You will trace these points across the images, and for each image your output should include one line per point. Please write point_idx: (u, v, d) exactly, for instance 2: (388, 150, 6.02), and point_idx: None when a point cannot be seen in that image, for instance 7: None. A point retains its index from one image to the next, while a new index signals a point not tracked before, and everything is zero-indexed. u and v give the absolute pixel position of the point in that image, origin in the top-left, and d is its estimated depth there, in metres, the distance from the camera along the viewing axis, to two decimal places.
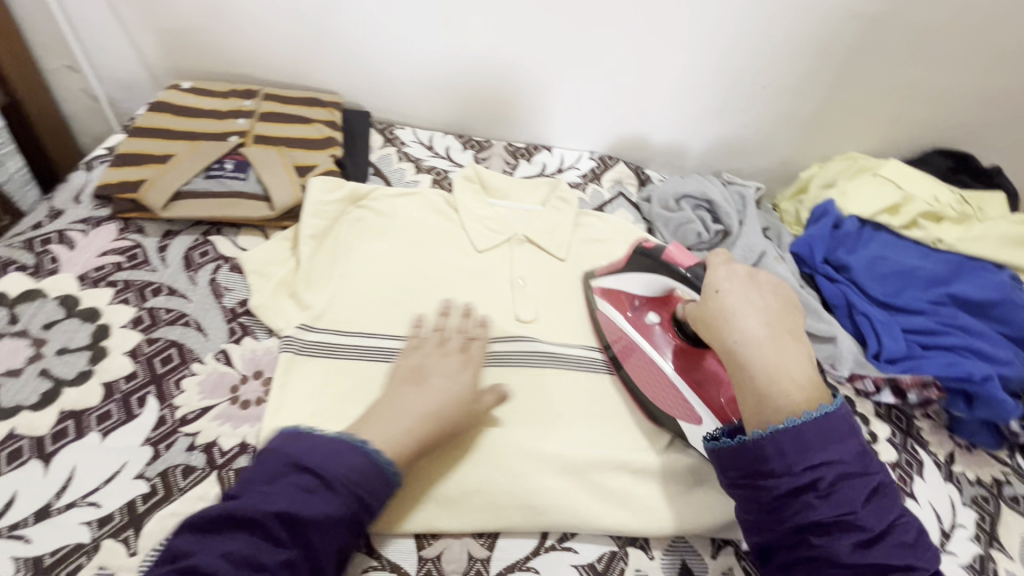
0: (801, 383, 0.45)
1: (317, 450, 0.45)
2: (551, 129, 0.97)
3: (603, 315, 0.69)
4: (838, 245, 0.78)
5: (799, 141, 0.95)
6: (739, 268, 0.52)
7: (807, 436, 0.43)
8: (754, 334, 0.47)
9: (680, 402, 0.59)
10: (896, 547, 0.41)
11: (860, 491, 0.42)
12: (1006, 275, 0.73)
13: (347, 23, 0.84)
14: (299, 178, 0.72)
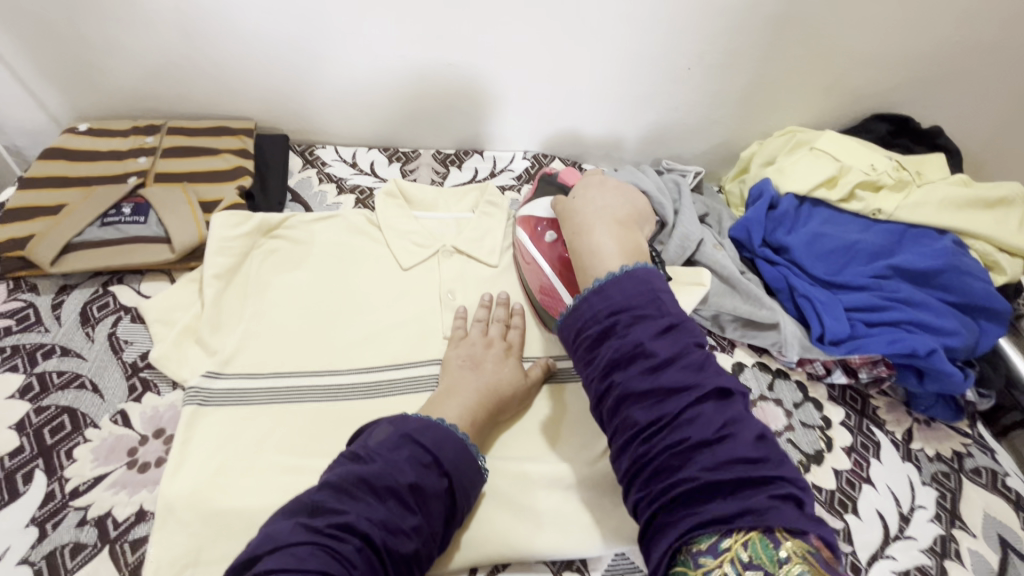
0: (616, 251, 0.55)
1: (411, 460, 0.45)
2: (481, 133, 0.93)
3: (516, 238, 0.72)
4: (777, 226, 0.75)
5: (736, 120, 0.92)
6: (600, 181, 0.66)
7: (608, 289, 0.49)
8: (589, 222, 0.59)
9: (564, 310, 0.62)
10: (683, 371, 0.43)
11: (650, 329, 0.46)
12: (948, 240, 0.70)
13: (245, 45, 0.79)
14: (203, 215, 0.68)
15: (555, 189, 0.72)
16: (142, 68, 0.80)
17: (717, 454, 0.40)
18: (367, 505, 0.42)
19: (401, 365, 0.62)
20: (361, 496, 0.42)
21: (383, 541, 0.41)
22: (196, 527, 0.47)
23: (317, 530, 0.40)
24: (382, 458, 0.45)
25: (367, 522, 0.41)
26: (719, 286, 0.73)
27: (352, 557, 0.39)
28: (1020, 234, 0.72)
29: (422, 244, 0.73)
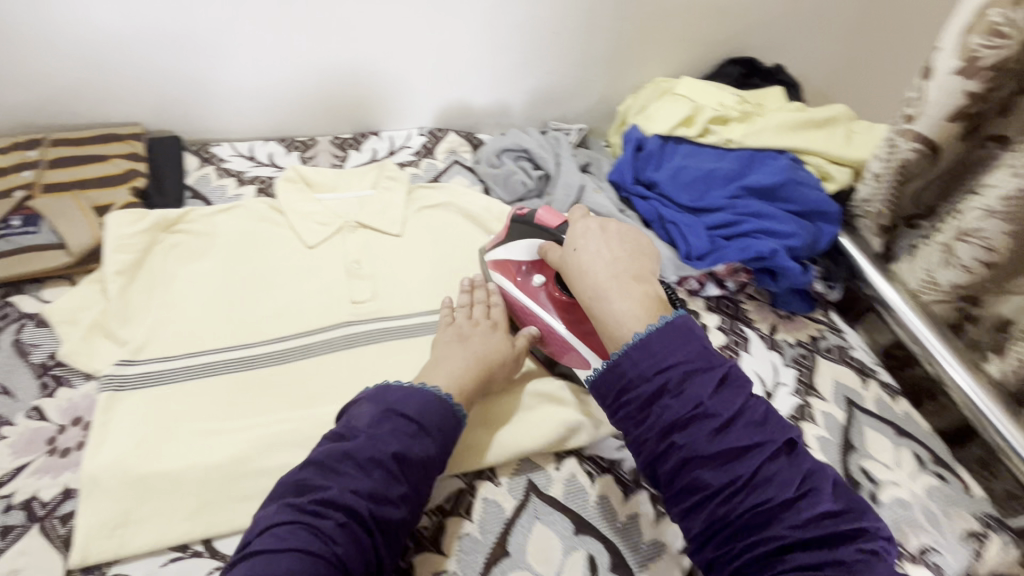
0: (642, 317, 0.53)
1: (391, 433, 0.50)
2: (375, 113, 0.97)
3: (497, 287, 0.70)
4: (646, 164, 0.85)
5: (609, 77, 1.01)
6: (591, 223, 0.61)
7: (651, 344, 0.50)
8: (604, 283, 0.56)
9: (574, 353, 0.64)
10: (748, 429, 0.47)
11: (705, 386, 0.48)
12: (786, 158, 0.81)
13: (121, 51, 0.79)
14: (98, 218, 0.70)
15: (530, 229, 0.66)
16: (11, 83, 0.79)
17: (801, 514, 0.44)
18: (353, 478, 0.47)
19: (313, 332, 0.66)
20: (344, 471, 0.47)
21: (368, 512, 0.46)
22: (122, 493, 0.50)
23: (303, 513, 0.45)
24: (368, 435, 0.49)
25: (349, 497, 0.46)
26: None
27: (330, 532, 0.44)
28: (846, 147, 0.84)
29: (324, 221, 0.76)
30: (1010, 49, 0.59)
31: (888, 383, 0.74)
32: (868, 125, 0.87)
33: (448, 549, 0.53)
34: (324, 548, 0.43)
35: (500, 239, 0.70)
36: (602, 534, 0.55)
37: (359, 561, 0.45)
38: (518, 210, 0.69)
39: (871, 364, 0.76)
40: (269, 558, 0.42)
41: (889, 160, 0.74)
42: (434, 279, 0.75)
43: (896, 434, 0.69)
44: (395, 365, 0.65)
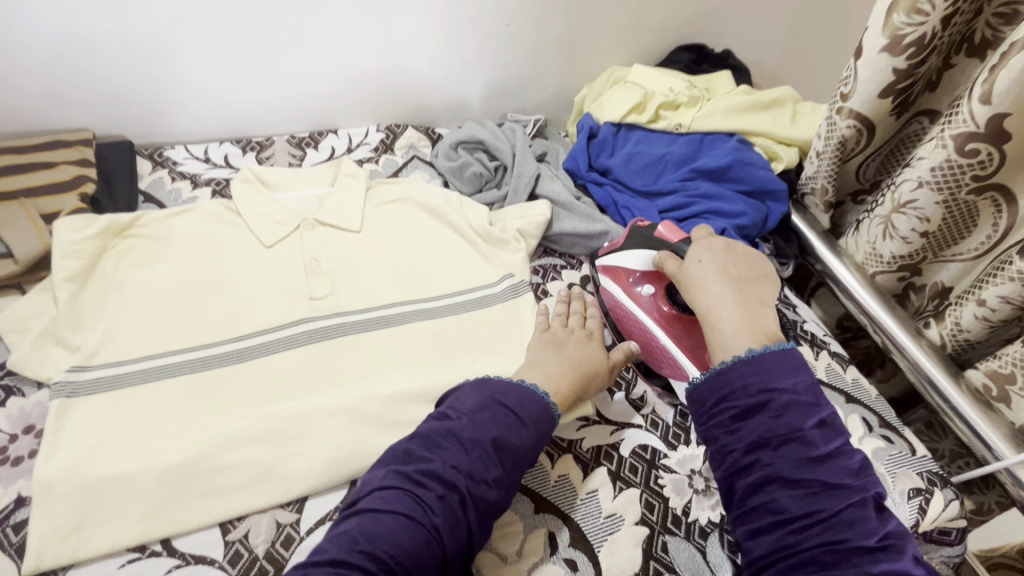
0: (756, 332, 0.54)
1: (482, 421, 0.52)
2: (330, 111, 0.97)
3: (606, 291, 0.74)
4: (600, 151, 0.87)
5: (563, 68, 1.02)
6: (716, 242, 0.64)
7: (760, 362, 0.50)
8: (723, 298, 0.58)
9: (671, 363, 0.65)
10: (842, 471, 0.45)
11: (806, 417, 0.47)
12: (734, 140, 0.83)
13: (64, 56, 0.78)
14: (46, 225, 0.69)
15: (645, 240, 0.70)
16: None
17: (877, 564, 0.41)
18: (453, 454, 0.49)
19: (270, 330, 0.67)
20: (447, 447, 0.50)
21: (467, 488, 0.48)
22: (76, 497, 0.51)
23: (410, 483, 0.48)
24: (473, 421, 0.52)
25: (449, 470, 0.49)
26: (558, 210, 0.83)
27: (432, 502, 0.47)
28: (792, 128, 0.86)
29: (280, 219, 0.76)
30: (930, 26, 0.61)
31: (838, 353, 0.77)
32: (812, 106, 0.90)
33: None
34: (423, 516, 0.46)
35: (615, 247, 0.74)
36: (562, 512, 0.57)
37: (454, 533, 0.47)
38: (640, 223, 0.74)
39: (823, 335, 0.79)
40: (374, 520, 0.46)
41: (828, 138, 0.76)
42: (393, 272, 0.75)
43: (846, 401, 0.71)
44: (354, 358, 0.66)
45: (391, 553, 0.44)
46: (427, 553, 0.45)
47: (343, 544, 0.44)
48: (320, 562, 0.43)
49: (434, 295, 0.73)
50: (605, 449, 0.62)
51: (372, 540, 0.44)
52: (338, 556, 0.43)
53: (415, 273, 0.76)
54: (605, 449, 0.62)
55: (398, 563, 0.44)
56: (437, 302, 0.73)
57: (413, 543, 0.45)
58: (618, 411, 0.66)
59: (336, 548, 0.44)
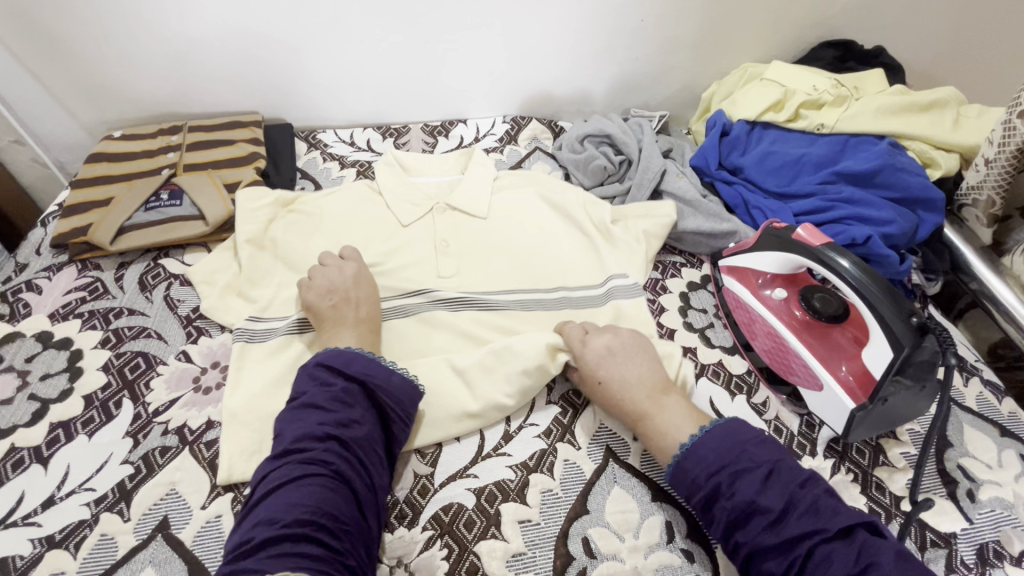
0: (682, 422, 0.56)
1: (327, 389, 0.54)
2: (461, 103, 1.03)
3: (729, 291, 0.73)
4: (731, 150, 0.85)
5: (692, 64, 1.00)
6: (608, 342, 0.62)
7: (698, 450, 0.53)
8: (647, 397, 0.58)
9: (805, 371, 0.63)
10: (803, 519, 0.47)
11: (752, 482, 0.50)
12: (885, 143, 0.77)
13: (233, 38, 0.88)
14: (228, 194, 0.80)
15: (780, 241, 0.66)
16: (161, 77, 0.92)
17: None
18: (317, 416, 0.51)
19: (405, 294, 0.73)
20: (305, 413, 0.52)
21: (346, 443, 0.51)
22: (257, 425, 0.58)
23: (299, 453, 0.49)
24: (313, 389, 0.54)
25: (319, 431, 0.50)
26: (683, 208, 0.82)
27: (323, 455, 0.49)
28: (954, 132, 0.79)
29: (417, 201, 0.82)
30: None
31: (992, 381, 0.70)
32: (980, 109, 0.81)
33: (532, 501, 0.56)
34: (325, 467, 0.48)
35: (744, 247, 0.71)
36: (678, 504, 0.57)
37: (358, 477, 0.50)
38: (775, 223, 0.69)
39: (973, 361, 0.72)
40: (300, 489, 0.46)
41: (1002, 146, 0.69)
42: (510, 258, 0.78)
43: (1000, 434, 0.64)
44: (482, 333, 0.70)
45: (318, 509, 0.45)
46: (344, 495, 0.48)
47: (271, 532, 0.43)
48: (287, 535, 0.43)
49: (541, 290, 0.75)
50: None
51: (294, 507, 0.45)
52: (263, 538, 0.43)
53: (531, 263, 0.78)
54: None
55: (334, 517, 0.46)
56: (558, 288, 0.75)
57: (341, 499, 0.47)
58: (740, 414, 0.64)
59: (289, 515, 0.44)
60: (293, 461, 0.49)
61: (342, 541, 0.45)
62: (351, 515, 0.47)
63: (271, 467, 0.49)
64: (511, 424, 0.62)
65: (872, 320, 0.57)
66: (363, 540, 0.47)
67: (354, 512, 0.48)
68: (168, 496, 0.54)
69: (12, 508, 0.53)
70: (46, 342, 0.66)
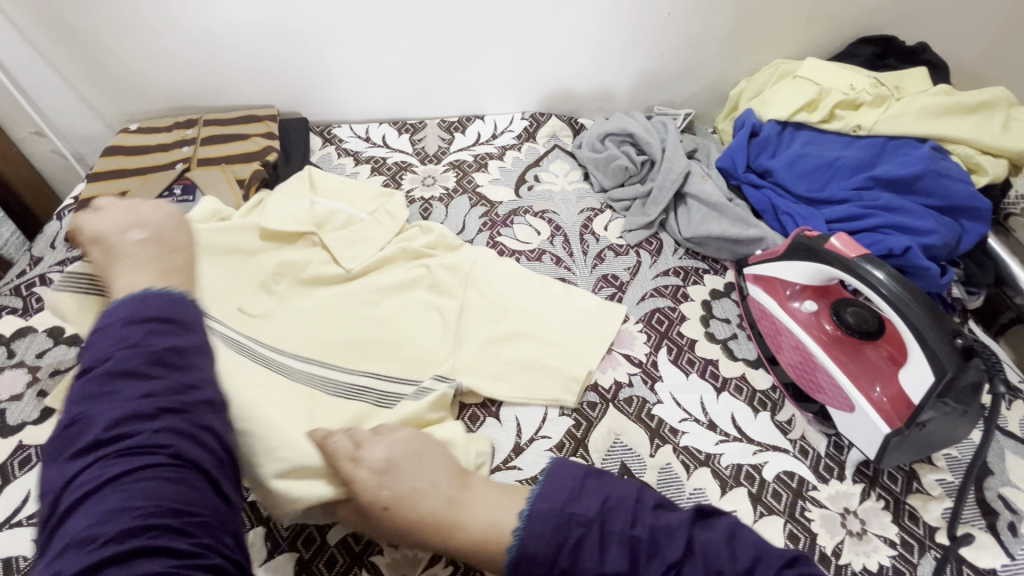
0: (496, 517, 0.47)
1: (143, 349, 0.42)
2: (479, 98, 1.00)
3: (754, 301, 0.70)
4: (760, 151, 0.81)
5: (720, 60, 0.96)
6: (390, 442, 0.49)
7: (530, 541, 0.44)
8: (450, 500, 0.47)
9: (835, 391, 0.59)
10: (652, 564, 0.43)
11: (591, 552, 0.44)
12: (928, 147, 0.73)
13: (248, 31, 0.86)
14: (241, 191, 0.79)
15: (811, 252, 0.62)
16: (178, 70, 0.91)
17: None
18: (134, 386, 0.40)
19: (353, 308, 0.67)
20: (114, 389, 0.40)
21: (185, 413, 0.41)
22: None
23: (118, 443, 0.38)
24: (120, 351, 0.42)
25: (142, 406, 0.39)
26: (707, 213, 0.79)
27: (146, 446, 0.38)
28: (1003, 136, 0.74)
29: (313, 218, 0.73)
30: None
31: None
32: None
33: None
34: (157, 458, 0.38)
35: (772, 256, 0.67)
36: None
37: (203, 454, 0.40)
38: (807, 231, 0.65)
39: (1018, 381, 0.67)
40: (122, 489, 0.36)
41: None
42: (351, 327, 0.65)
43: None
44: None
45: (160, 509, 0.36)
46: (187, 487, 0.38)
47: (86, 559, 0.32)
48: (112, 556, 0.33)
49: (348, 368, 0.62)
50: (746, 469, 0.58)
51: (123, 514, 0.35)
52: (80, 565, 0.32)
53: (384, 327, 0.66)
54: (746, 469, 0.58)
55: (182, 510, 0.36)
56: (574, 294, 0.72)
57: (182, 491, 0.37)
58: (764, 433, 0.61)
59: (113, 528, 0.34)
60: (117, 443, 0.38)
61: (201, 535, 0.37)
62: (202, 506, 0.38)
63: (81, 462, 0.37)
64: (521, 436, 0.60)
65: (911, 340, 0.53)
66: (226, 526, 0.39)
67: (207, 499, 0.39)
68: None
69: (18, 507, 0.52)
70: (57, 337, 0.65)
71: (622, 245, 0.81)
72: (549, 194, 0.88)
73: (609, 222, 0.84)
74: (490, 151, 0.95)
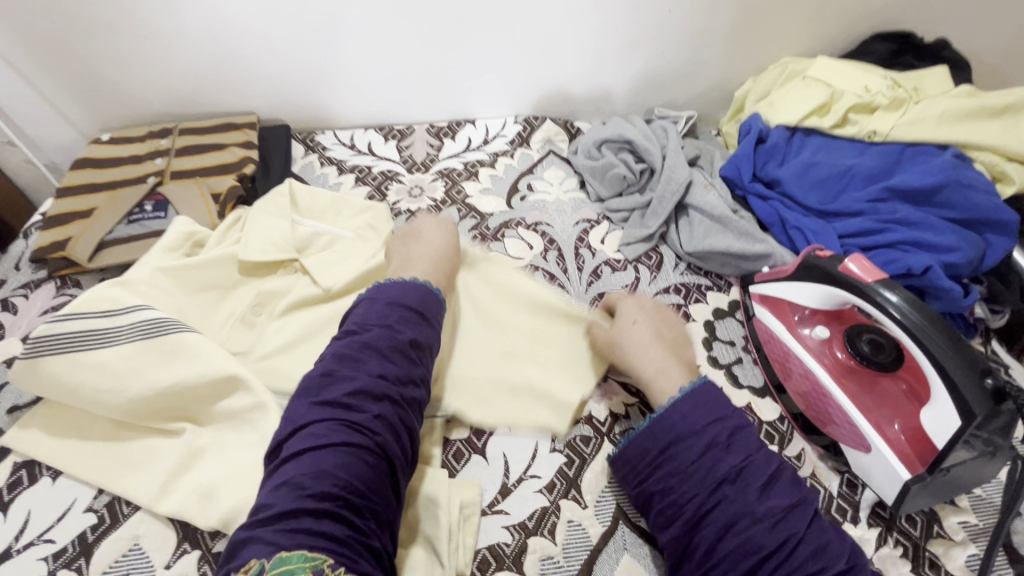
0: (675, 374, 0.54)
1: (394, 333, 0.49)
2: (469, 102, 0.95)
3: (761, 324, 0.65)
4: (767, 159, 0.75)
5: (725, 59, 0.91)
6: (644, 306, 0.63)
7: (694, 404, 0.50)
8: (661, 361, 0.56)
9: (847, 427, 0.55)
10: (790, 488, 0.46)
11: (751, 439, 0.48)
12: (949, 154, 0.67)
13: (228, 37, 0.82)
14: (216, 207, 0.75)
15: (825, 275, 0.57)
16: (155, 78, 0.86)
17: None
18: (376, 364, 0.46)
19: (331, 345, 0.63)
20: (364, 359, 0.46)
21: (400, 405, 0.45)
22: None
23: (334, 411, 0.43)
24: (378, 327, 0.49)
25: (377, 385, 0.45)
26: (710, 226, 0.74)
27: (369, 425, 0.43)
28: None
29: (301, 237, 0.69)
30: None
31: None
32: None
33: (529, 570, 0.50)
34: (365, 439, 0.42)
35: (781, 275, 0.62)
36: None
37: (399, 452, 0.44)
38: (819, 251, 0.60)
39: None
40: (318, 456, 0.41)
41: None
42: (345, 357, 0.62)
43: None
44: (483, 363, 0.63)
45: (352, 488, 0.40)
46: (376, 476, 0.42)
47: (293, 504, 0.38)
48: (312, 509, 0.38)
49: None
50: None
51: (325, 478, 0.40)
52: (286, 508, 0.38)
53: None
54: None
55: (364, 496, 0.40)
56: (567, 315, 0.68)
57: (368, 475, 0.41)
58: None
59: (319, 487, 0.39)
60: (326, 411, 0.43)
61: (368, 523, 0.40)
62: (382, 495, 0.42)
63: (296, 420, 0.43)
64: (509, 476, 0.55)
65: (935, 378, 0.48)
66: (394, 521, 0.43)
67: (386, 489, 0.42)
68: (131, 552, 0.49)
69: None
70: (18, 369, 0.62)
71: (620, 260, 0.76)
72: (542, 205, 0.83)
73: (607, 234, 0.79)
74: (481, 158, 0.90)
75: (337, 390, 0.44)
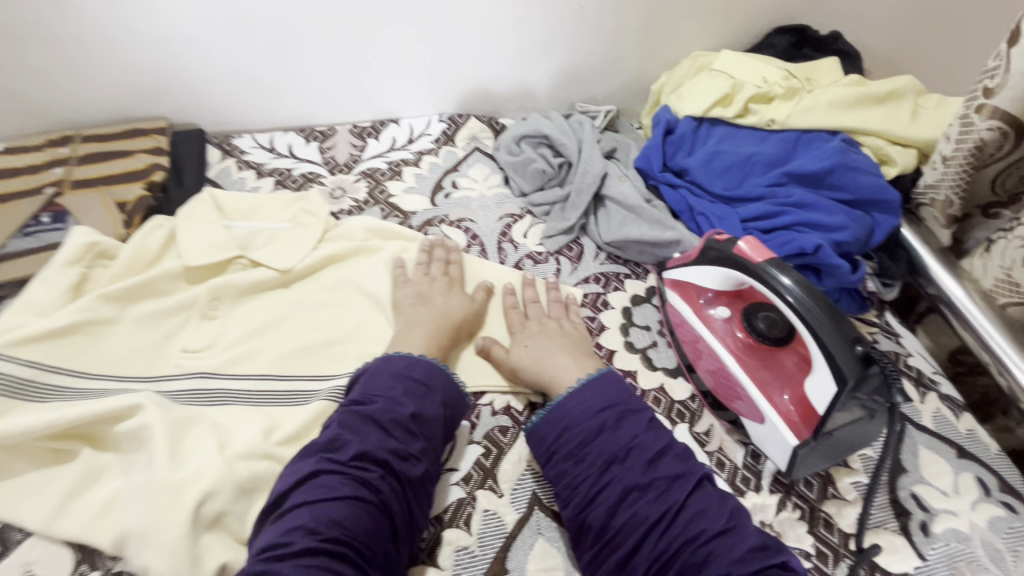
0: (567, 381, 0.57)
1: (394, 405, 0.51)
2: (393, 101, 0.94)
3: (672, 308, 0.67)
4: (676, 149, 0.78)
5: (640, 53, 0.93)
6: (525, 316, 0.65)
7: (586, 393, 0.53)
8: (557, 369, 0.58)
9: (747, 400, 0.58)
10: (675, 461, 0.49)
11: (640, 422, 0.51)
12: (838, 139, 0.72)
13: (130, 41, 0.79)
14: (120, 214, 0.72)
15: (719, 258, 0.60)
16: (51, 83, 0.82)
17: (735, 550, 0.43)
18: (377, 438, 0.49)
19: (243, 352, 0.62)
20: (366, 432, 0.49)
21: (403, 477, 0.48)
22: None
23: (355, 467, 0.47)
24: (382, 400, 0.51)
25: (382, 450, 0.48)
26: (625, 216, 0.76)
27: (376, 483, 0.47)
28: (912, 126, 0.74)
29: (210, 242, 0.67)
30: None
31: (949, 396, 0.65)
32: (938, 99, 0.76)
33: (444, 562, 0.50)
34: (373, 495, 0.46)
35: (687, 260, 0.65)
36: None
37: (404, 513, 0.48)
38: (717, 234, 0.62)
39: (931, 373, 0.67)
40: (331, 503, 0.45)
41: (959, 142, 0.65)
42: (262, 362, 0.61)
43: (957, 455, 0.60)
44: None
45: (355, 540, 0.43)
46: (381, 530, 0.45)
47: (309, 542, 0.42)
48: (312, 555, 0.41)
49: (251, 398, 0.59)
50: None
51: (337, 525, 0.44)
52: (303, 546, 0.42)
53: (323, 333, 0.64)
54: None
55: (366, 549, 0.44)
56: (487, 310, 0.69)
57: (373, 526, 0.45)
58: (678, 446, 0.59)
59: (332, 530, 0.43)
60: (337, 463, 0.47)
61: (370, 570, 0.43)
62: (381, 551, 0.44)
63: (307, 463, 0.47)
64: None
65: (815, 347, 0.51)
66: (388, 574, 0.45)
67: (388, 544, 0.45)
68: None
69: None
70: None
71: (542, 252, 0.77)
72: (466, 202, 0.84)
73: (529, 228, 0.80)
74: (405, 157, 0.90)
75: (347, 445, 0.48)
